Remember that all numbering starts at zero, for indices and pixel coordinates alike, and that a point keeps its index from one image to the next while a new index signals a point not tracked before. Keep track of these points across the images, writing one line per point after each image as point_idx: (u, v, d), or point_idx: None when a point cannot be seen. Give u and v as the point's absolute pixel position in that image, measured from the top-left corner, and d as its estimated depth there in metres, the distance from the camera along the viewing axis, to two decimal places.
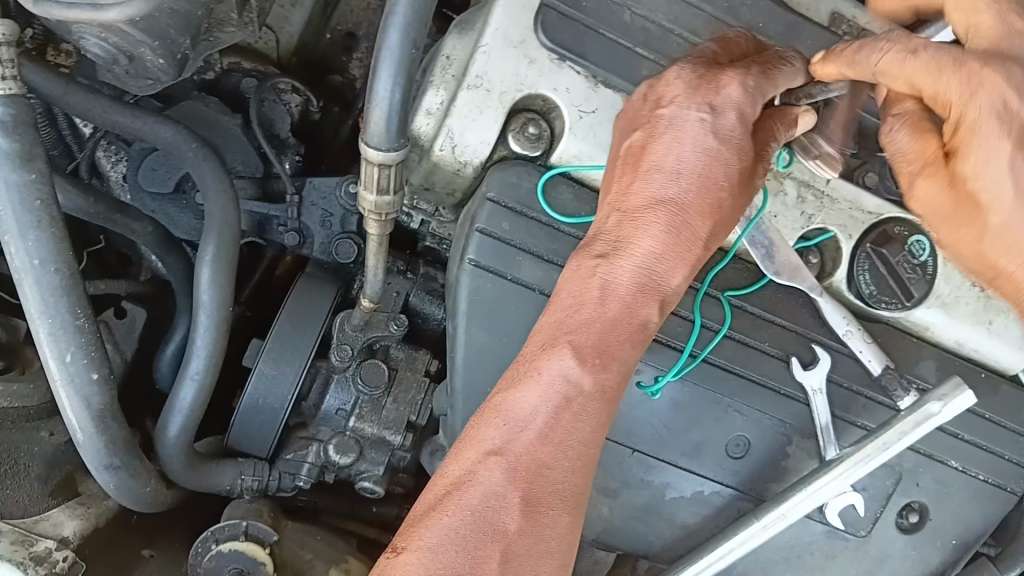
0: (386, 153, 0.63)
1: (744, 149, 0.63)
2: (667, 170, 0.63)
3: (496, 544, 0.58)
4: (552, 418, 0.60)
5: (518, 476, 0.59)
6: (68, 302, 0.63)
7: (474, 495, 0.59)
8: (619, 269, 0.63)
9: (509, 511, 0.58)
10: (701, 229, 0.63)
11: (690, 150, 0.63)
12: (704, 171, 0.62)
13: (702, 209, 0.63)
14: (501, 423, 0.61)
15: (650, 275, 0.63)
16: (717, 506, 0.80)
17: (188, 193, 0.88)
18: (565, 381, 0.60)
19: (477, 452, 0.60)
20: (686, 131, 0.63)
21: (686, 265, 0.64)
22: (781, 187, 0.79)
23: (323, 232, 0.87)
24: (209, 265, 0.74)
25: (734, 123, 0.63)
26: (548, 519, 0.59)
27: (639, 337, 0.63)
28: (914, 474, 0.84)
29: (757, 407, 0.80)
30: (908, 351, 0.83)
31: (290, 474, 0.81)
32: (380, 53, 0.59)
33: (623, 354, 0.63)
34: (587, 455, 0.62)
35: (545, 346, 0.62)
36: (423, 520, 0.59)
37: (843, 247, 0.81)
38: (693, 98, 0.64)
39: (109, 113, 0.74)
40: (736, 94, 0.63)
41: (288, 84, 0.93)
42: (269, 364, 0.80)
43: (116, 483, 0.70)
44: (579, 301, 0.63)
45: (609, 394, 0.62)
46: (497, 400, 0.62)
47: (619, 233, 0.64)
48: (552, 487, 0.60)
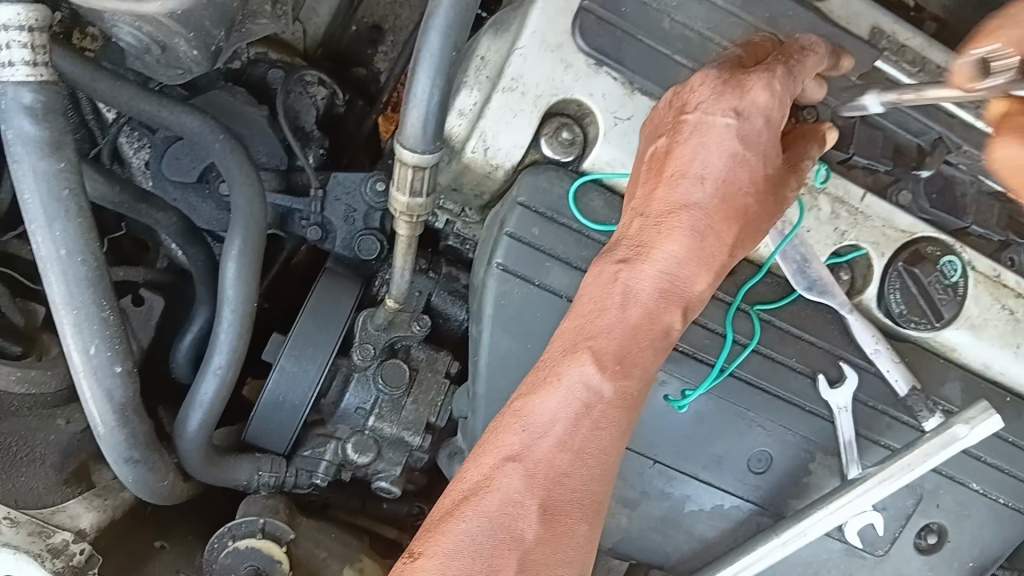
0: (421, 154, 0.62)
1: (769, 156, 0.62)
2: (692, 175, 0.61)
3: (513, 552, 0.56)
4: (573, 425, 0.59)
5: (537, 483, 0.58)
6: (94, 293, 0.62)
7: (491, 501, 0.57)
8: (642, 274, 0.61)
9: (528, 518, 0.57)
10: (726, 234, 0.62)
11: (716, 155, 0.61)
12: (728, 178, 0.61)
13: (728, 215, 0.61)
14: (521, 429, 0.59)
15: (672, 282, 0.61)
16: (736, 520, 0.80)
17: (212, 182, 0.87)
18: (585, 388, 0.59)
19: (495, 457, 0.59)
20: (711, 136, 0.61)
21: (709, 272, 0.62)
22: (814, 202, 0.78)
23: (346, 227, 0.87)
24: (235, 261, 0.72)
25: (761, 128, 0.61)
26: (567, 527, 0.58)
27: (661, 343, 0.62)
28: (935, 495, 0.83)
29: (780, 420, 0.79)
30: (934, 372, 0.82)
31: (307, 471, 0.80)
32: (420, 54, 0.58)
33: (644, 360, 0.61)
34: (606, 463, 0.61)
35: (565, 352, 0.61)
36: (439, 524, 0.58)
37: (874, 266, 0.80)
38: (720, 101, 0.61)
39: (136, 101, 0.73)
40: (763, 99, 0.61)
41: (315, 76, 0.92)
42: (291, 361, 0.78)
43: (133, 476, 0.69)
44: (600, 309, 0.61)
45: (630, 400, 0.61)
46: (516, 405, 0.61)
47: (643, 238, 0.62)
48: (571, 494, 0.59)
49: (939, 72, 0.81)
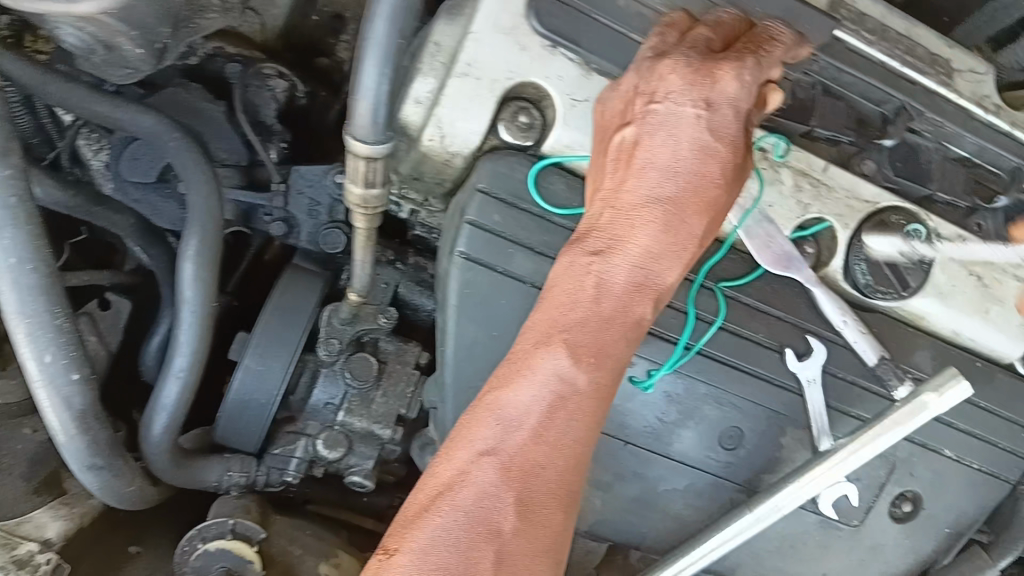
0: (372, 145, 0.62)
1: (737, 145, 0.62)
2: (661, 167, 0.61)
3: (490, 544, 0.56)
4: (546, 417, 0.59)
5: (511, 475, 0.57)
6: (46, 301, 0.61)
7: (467, 496, 0.57)
8: (614, 266, 0.61)
9: (503, 510, 0.57)
10: (696, 224, 0.62)
11: (686, 146, 0.60)
12: (697, 170, 0.61)
13: (699, 206, 0.61)
14: (494, 422, 0.59)
15: (644, 273, 0.61)
16: (710, 498, 0.80)
17: (172, 181, 0.85)
18: (558, 380, 0.59)
19: (468, 452, 0.59)
20: (680, 128, 0.61)
21: (681, 262, 0.62)
22: (777, 176, 0.77)
23: (310, 221, 0.87)
24: (192, 261, 0.71)
25: (730, 119, 0.61)
26: (543, 517, 0.58)
27: (633, 334, 0.62)
28: (908, 464, 0.84)
29: (749, 397, 0.79)
30: (904, 342, 0.82)
31: (278, 469, 0.79)
32: (364, 43, 0.57)
33: (617, 351, 0.61)
34: (581, 452, 0.60)
35: (536, 344, 0.60)
36: (415, 521, 0.57)
37: (838, 237, 0.79)
38: (689, 92, 0.60)
39: (87, 102, 0.72)
40: (732, 88, 0.60)
41: (272, 69, 0.90)
42: (255, 359, 0.77)
43: (99, 482, 0.68)
44: (572, 301, 0.61)
45: (604, 390, 0.61)
46: (488, 399, 0.60)
47: (614, 230, 0.61)
48: (546, 485, 0.58)
49: (900, 39, 0.79)
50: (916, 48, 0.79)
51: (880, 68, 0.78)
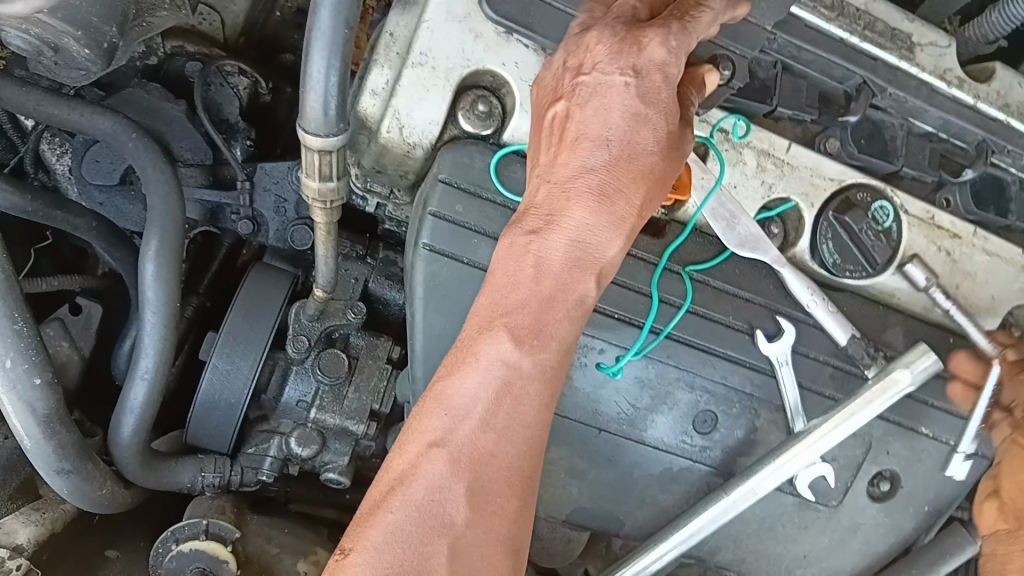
0: (325, 138, 0.61)
1: (669, 112, 0.61)
2: (594, 137, 0.60)
3: (442, 537, 0.56)
4: (494, 404, 0.58)
5: (462, 466, 0.57)
6: (4, 306, 0.61)
7: (417, 490, 0.56)
8: (552, 242, 0.60)
9: (456, 501, 0.56)
10: (634, 196, 0.61)
11: (617, 115, 0.60)
12: (627, 138, 0.60)
13: (634, 176, 0.60)
14: (443, 412, 0.59)
15: (583, 248, 0.60)
16: (687, 483, 0.80)
17: (135, 183, 0.85)
18: (503, 364, 0.59)
19: (419, 444, 0.58)
20: (610, 96, 0.60)
21: (621, 234, 0.61)
22: (740, 157, 0.77)
23: (277, 219, 0.87)
24: (153, 261, 0.71)
25: (659, 84, 0.60)
26: (496, 506, 0.58)
27: (577, 312, 0.61)
28: (884, 442, 0.84)
29: (722, 379, 0.78)
30: (875, 320, 0.82)
31: (252, 469, 0.79)
32: (311, 35, 0.57)
33: (561, 331, 0.61)
34: (533, 436, 0.60)
35: (480, 330, 0.60)
36: (369, 517, 0.57)
37: (805, 217, 0.79)
38: (616, 61, 0.61)
39: (43, 106, 0.71)
40: (658, 55, 0.60)
41: (234, 66, 0.90)
42: (223, 359, 0.76)
43: (68, 487, 0.68)
44: (512, 283, 0.60)
45: (550, 372, 0.60)
46: (436, 389, 0.60)
47: (551, 206, 0.61)
48: (497, 474, 0.58)
49: (859, 14, 0.79)
50: (875, 23, 0.79)
51: (838, 43, 0.77)
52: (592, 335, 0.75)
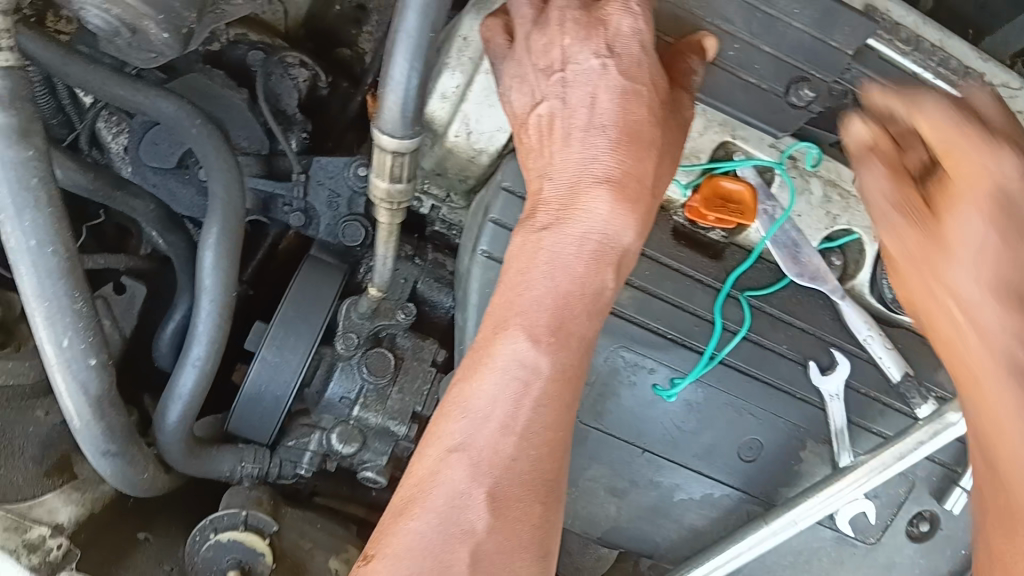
0: (400, 140, 0.61)
1: (656, 80, 0.60)
2: (588, 125, 0.60)
3: (463, 544, 0.56)
4: (513, 407, 0.58)
5: (483, 471, 0.57)
6: (66, 284, 0.61)
7: (438, 497, 0.57)
8: (567, 238, 0.60)
9: (476, 508, 0.56)
10: (645, 173, 0.60)
11: (607, 98, 0.59)
12: (626, 119, 0.59)
13: (640, 157, 0.60)
14: (461, 418, 0.59)
15: (600, 241, 0.60)
16: (726, 509, 0.79)
17: (191, 168, 0.84)
18: (520, 365, 0.58)
19: (439, 448, 0.59)
20: (593, 81, 0.60)
21: (637, 215, 0.60)
22: (806, 185, 0.76)
23: (329, 213, 0.87)
24: (212, 250, 0.70)
25: (636, 54, 0.60)
26: (518, 511, 0.57)
27: (597, 306, 0.61)
28: (928, 482, 0.83)
29: (770, 409, 0.77)
30: (928, 358, 0.80)
31: (291, 462, 0.79)
32: (396, 35, 0.56)
33: (581, 328, 0.61)
34: (555, 438, 0.60)
35: (495, 330, 0.60)
36: (393, 524, 0.58)
37: (867, 250, 0.78)
38: (586, 41, 0.60)
39: (109, 85, 0.71)
40: (626, 26, 0.60)
41: (296, 58, 0.90)
42: (272, 351, 0.76)
43: (112, 469, 0.67)
44: (528, 279, 0.60)
45: (569, 370, 0.60)
46: (453, 393, 0.60)
47: (563, 201, 0.60)
48: (518, 479, 0.58)
49: (933, 50, 0.76)
50: (950, 60, 0.77)
51: (912, 80, 0.75)
52: (643, 354, 0.75)
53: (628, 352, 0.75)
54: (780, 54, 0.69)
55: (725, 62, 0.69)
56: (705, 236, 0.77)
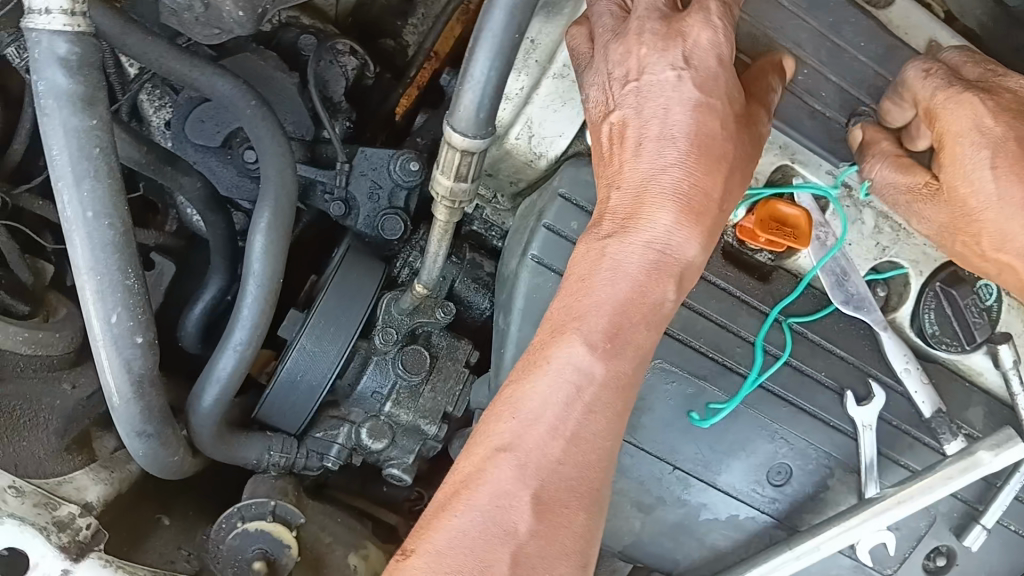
0: (471, 139, 0.60)
1: (732, 97, 0.57)
2: (659, 137, 0.57)
3: (506, 546, 0.53)
4: (565, 411, 0.56)
5: (528, 473, 0.55)
6: (119, 260, 0.59)
7: (483, 495, 0.54)
8: (629, 248, 0.57)
9: (519, 509, 0.54)
10: (712, 187, 0.57)
11: (681, 110, 0.56)
12: (698, 132, 0.56)
13: (709, 171, 0.56)
14: (511, 417, 0.56)
15: (663, 253, 0.57)
16: (750, 531, 0.79)
17: (235, 148, 0.84)
18: (577, 370, 0.56)
19: (486, 447, 0.56)
20: (666, 93, 0.56)
21: (700, 229, 0.57)
22: (858, 215, 0.76)
23: (369, 205, 0.85)
24: (262, 234, 0.70)
25: (715, 69, 0.56)
26: (563, 517, 0.55)
27: (655, 318, 0.58)
28: (949, 518, 0.83)
29: (803, 434, 0.77)
30: (958, 396, 0.81)
31: (318, 453, 0.78)
32: (480, 34, 0.56)
33: (639, 338, 0.58)
34: (605, 447, 0.57)
35: (552, 333, 0.58)
36: (431, 521, 0.55)
37: (911, 283, 0.79)
38: (662, 52, 0.57)
39: (165, 59, 0.67)
40: (706, 39, 0.56)
41: (347, 46, 0.88)
42: (311, 341, 0.75)
43: (145, 450, 0.66)
44: (588, 286, 0.58)
45: (623, 380, 0.58)
46: (506, 392, 0.58)
47: (628, 210, 0.58)
48: (565, 483, 0.56)
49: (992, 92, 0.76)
50: None
51: None
52: (682, 372, 0.74)
53: (666, 367, 0.74)
54: (845, 83, 0.72)
55: (795, 87, 0.71)
56: (752, 257, 0.77)
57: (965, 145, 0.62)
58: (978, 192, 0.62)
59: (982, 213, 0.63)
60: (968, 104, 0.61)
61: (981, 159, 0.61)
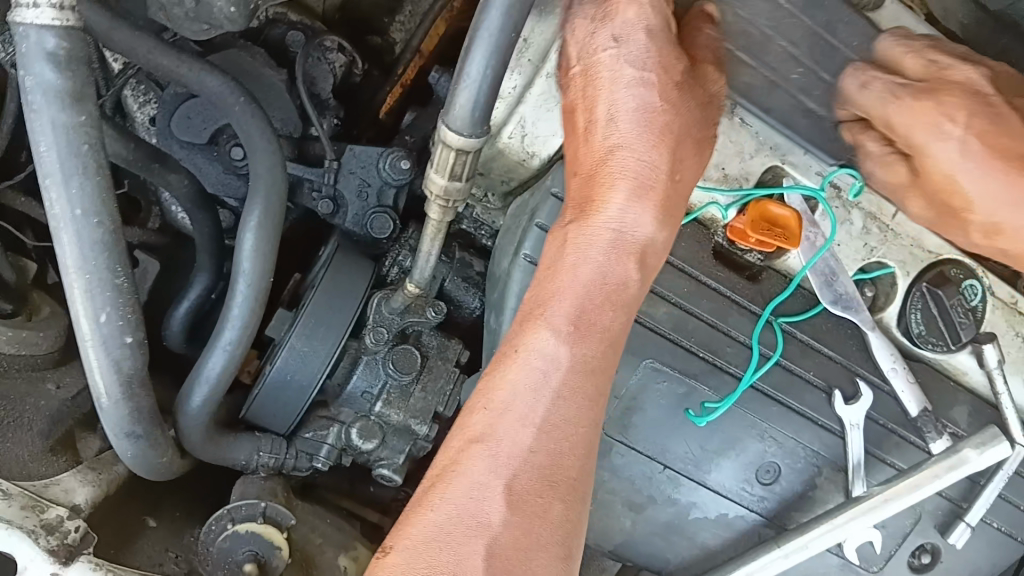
0: (467, 138, 0.60)
1: (671, 73, 0.61)
2: (606, 121, 0.61)
3: (479, 537, 0.55)
4: (536, 398, 0.59)
5: (501, 463, 0.57)
6: (109, 258, 0.58)
7: (458, 487, 0.57)
8: (591, 233, 0.61)
9: (493, 500, 0.56)
10: (660, 164, 0.61)
11: (625, 93, 0.60)
12: (643, 111, 0.60)
13: (657, 148, 0.61)
14: (485, 408, 0.59)
15: (622, 235, 0.61)
16: (739, 530, 0.80)
17: (221, 145, 0.82)
18: (548, 360, 0.59)
19: (460, 439, 0.59)
20: (610, 76, 0.60)
21: (655, 207, 0.61)
22: (848, 216, 0.76)
23: (358, 203, 0.84)
24: (252, 233, 0.69)
25: (649, 45, 0.59)
26: (538, 507, 0.57)
27: (623, 298, 0.62)
28: (934, 516, 0.84)
29: (792, 434, 0.78)
30: (944, 395, 0.82)
31: (308, 454, 0.77)
32: (476, 33, 0.55)
33: (607, 321, 0.61)
34: (583, 432, 0.60)
35: (523, 324, 0.61)
36: (410, 516, 0.57)
37: (899, 283, 0.79)
38: (603, 31, 0.60)
39: (152, 54, 0.65)
40: (634, 14, 0.59)
41: (334, 42, 0.88)
42: (301, 340, 0.74)
43: (133, 452, 0.65)
44: (556, 273, 0.62)
45: (593, 365, 0.61)
46: (482, 388, 0.61)
47: (586, 197, 0.62)
48: (536, 473, 0.58)
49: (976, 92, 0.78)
50: None
51: None
52: (672, 371, 0.75)
53: (657, 366, 0.74)
54: (838, 84, 0.71)
55: (788, 85, 0.71)
56: (740, 257, 0.77)
57: (936, 146, 0.66)
58: (960, 188, 0.66)
59: (972, 209, 0.67)
60: (925, 112, 0.66)
61: (954, 157, 0.65)
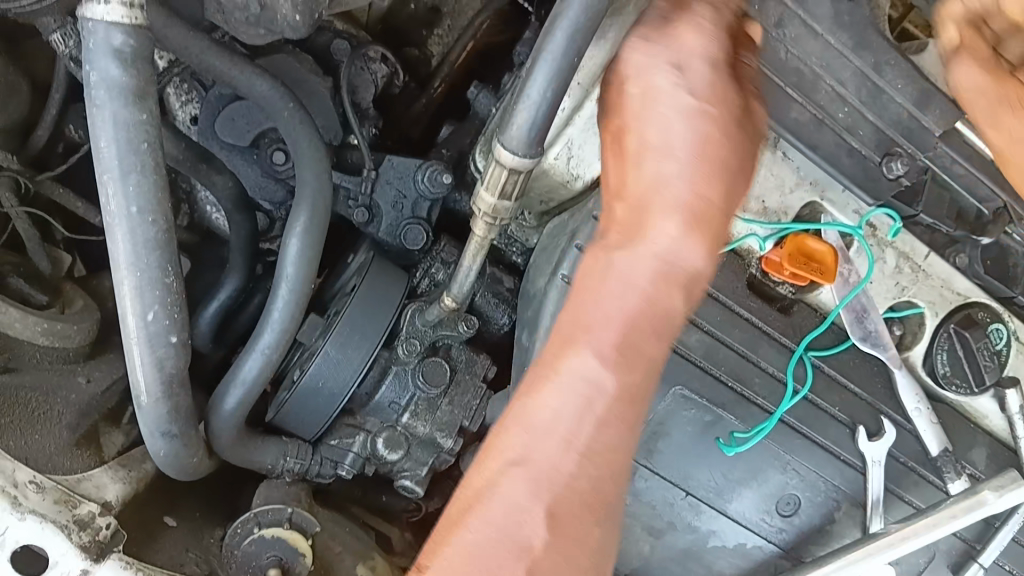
0: (521, 158, 0.60)
1: (728, 103, 0.55)
2: (657, 146, 0.55)
3: (517, 562, 0.50)
4: (575, 424, 0.52)
5: (544, 490, 0.51)
6: (159, 256, 0.58)
7: (495, 510, 0.52)
8: (633, 259, 0.54)
9: (535, 523, 0.51)
10: (712, 193, 0.54)
11: (678, 119, 0.55)
12: (698, 137, 0.55)
13: (710, 172, 0.54)
14: (522, 430, 0.53)
15: (670, 262, 0.53)
16: (755, 560, 0.81)
17: (262, 148, 0.82)
18: (588, 382, 0.53)
19: (498, 461, 0.53)
20: (661, 95, 0.56)
21: (706, 238, 0.54)
22: (881, 254, 0.78)
23: (393, 213, 0.85)
24: (298, 238, 0.69)
25: (706, 75, 0.55)
26: (576, 532, 0.52)
27: (667, 330, 0.54)
28: (948, 556, 0.84)
29: (815, 468, 0.78)
30: (963, 436, 0.83)
31: (332, 461, 0.78)
32: (540, 55, 0.56)
33: (651, 351, 0.54)
34: (624, 465, 0.54)
35: (563, 345, 0.54)
36: (444, 538, 0.52)
37: (927, 323, 0.81)
38: (658, 52, 0.56)
39: (205, 55, 0.64)
40: (696, 42, 0.56)
41: (377, 53, 0.89)
42: (336, 347, 0.74)
43: (166, 450, 0.66)
44: (597, 296, 0.54)
45: (635, 393, 0.54)
46: (516, 409, 0.54)
47: (631, 221, 0.55)
48: (575, 495, 0.52)
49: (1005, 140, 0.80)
50: None
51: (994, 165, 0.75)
52: (700, 399, 0.74)
53: (686, 395, 0.74)
54: (884, 125, 0.72)
55: (834, 123, 0.72)
56: (772, 289, 0.78)
57: None
58: None
59: None
60: None
61: None
